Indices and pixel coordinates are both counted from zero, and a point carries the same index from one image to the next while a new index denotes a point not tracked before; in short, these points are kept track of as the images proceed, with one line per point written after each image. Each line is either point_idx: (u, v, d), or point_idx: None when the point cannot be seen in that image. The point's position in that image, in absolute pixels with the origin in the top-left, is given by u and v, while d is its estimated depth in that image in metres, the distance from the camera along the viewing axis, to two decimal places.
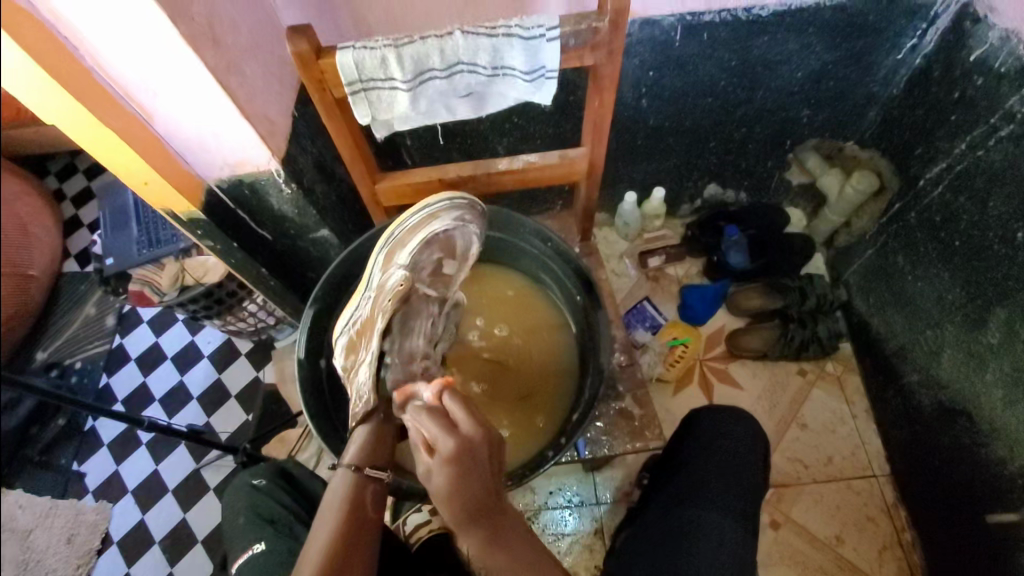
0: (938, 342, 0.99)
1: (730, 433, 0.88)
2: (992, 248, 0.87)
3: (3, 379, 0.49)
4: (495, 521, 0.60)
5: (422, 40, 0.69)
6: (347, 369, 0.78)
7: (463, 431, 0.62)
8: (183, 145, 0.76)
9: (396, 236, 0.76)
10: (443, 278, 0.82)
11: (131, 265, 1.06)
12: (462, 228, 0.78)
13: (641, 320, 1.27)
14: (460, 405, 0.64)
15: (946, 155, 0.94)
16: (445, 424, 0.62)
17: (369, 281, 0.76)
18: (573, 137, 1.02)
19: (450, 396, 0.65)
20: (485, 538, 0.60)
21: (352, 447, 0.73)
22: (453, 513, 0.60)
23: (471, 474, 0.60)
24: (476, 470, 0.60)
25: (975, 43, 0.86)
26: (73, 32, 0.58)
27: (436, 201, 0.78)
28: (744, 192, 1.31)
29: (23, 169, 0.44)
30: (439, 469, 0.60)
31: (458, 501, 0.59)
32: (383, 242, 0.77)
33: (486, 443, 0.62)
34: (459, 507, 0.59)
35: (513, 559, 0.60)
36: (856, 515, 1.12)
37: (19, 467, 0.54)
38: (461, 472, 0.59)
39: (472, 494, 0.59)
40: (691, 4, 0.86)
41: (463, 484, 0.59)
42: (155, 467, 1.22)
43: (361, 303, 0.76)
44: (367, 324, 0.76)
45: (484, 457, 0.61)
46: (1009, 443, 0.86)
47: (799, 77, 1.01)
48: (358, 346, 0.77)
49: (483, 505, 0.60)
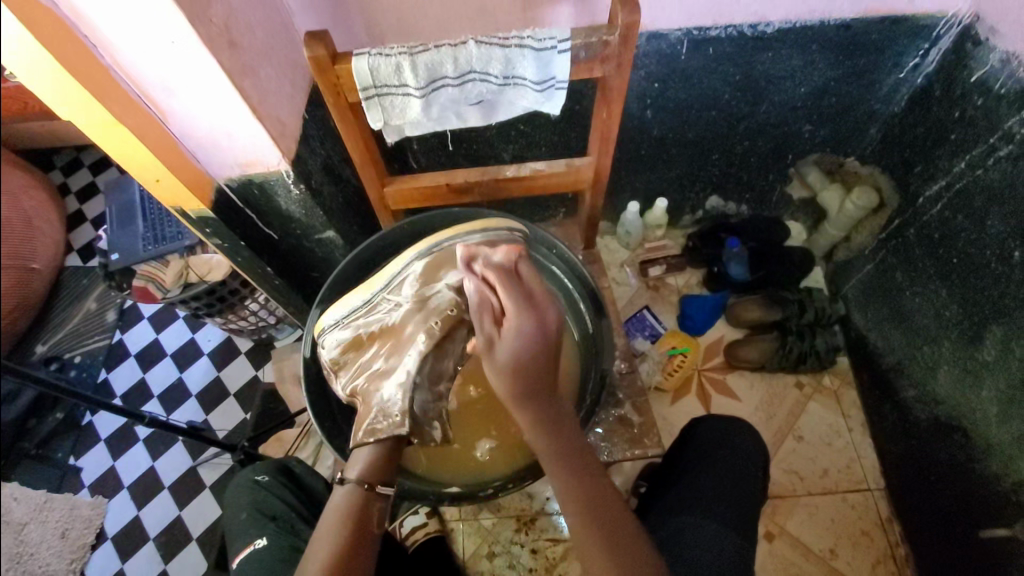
0: (935, 357, 1.00)
1: (728, 443, 0.89)
2: (990, 266, 0.88)
3: (7, 369, 0.49)
4: (545, 397, 0.65)
5: (437, 48, 0.71)
6: (339, 364, 0.79)
7: (536, 305, 0.65)
8: (195, 144, 0.77)
9: (443, 248, 0.77)
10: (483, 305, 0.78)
11: (136, 261, 1.06)
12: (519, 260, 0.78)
13: (641, 328, 1.28)
14: (534, 282, 0.67)
15: (946, 173, 0.96)
16: (521, 297, 0.65)
17: (402, 289, 0.77)
18: (578, 146, 1.04)
19: (526, 270, 0.68)
20: (534, 411, 0.65)
21: (358, 463, 0.69)
22: (513, 382, 0.63)
23: (540, 349, 0.64)
24: (542, 349, 0.64)
25: (976, 64, 0.87)
26: (93, 31, 0.59)
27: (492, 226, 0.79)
28: (746, 204, 1.33)
29: (31, 162, 0.45)
30: (513, 336, 0.63)
31: (522, 373, 0.63)
32: (422, 252, 0.77)
33: (554, 325, 0.66)
34: (520, 379, 0.63)
35: (554, 432, 0.65)
36: (850, 528, 1.12)
37: (18, 459, 0.54)
38: (530, 351, 0.63)
39: (536, 365, 0.64)
40: (698, 19, 0.88)
41: (531, 356, 0.63)
42: (152, 464, 1.22)
43: (381, 305, 0.78)
44: (382, 329, 0.78)
45: (551, 339, 0.65)
46: (1002, 459, 0.87)
47: (802, 93, 1.03)
48: (365, 344, 0.78)
49: (540, 380, 0.65)
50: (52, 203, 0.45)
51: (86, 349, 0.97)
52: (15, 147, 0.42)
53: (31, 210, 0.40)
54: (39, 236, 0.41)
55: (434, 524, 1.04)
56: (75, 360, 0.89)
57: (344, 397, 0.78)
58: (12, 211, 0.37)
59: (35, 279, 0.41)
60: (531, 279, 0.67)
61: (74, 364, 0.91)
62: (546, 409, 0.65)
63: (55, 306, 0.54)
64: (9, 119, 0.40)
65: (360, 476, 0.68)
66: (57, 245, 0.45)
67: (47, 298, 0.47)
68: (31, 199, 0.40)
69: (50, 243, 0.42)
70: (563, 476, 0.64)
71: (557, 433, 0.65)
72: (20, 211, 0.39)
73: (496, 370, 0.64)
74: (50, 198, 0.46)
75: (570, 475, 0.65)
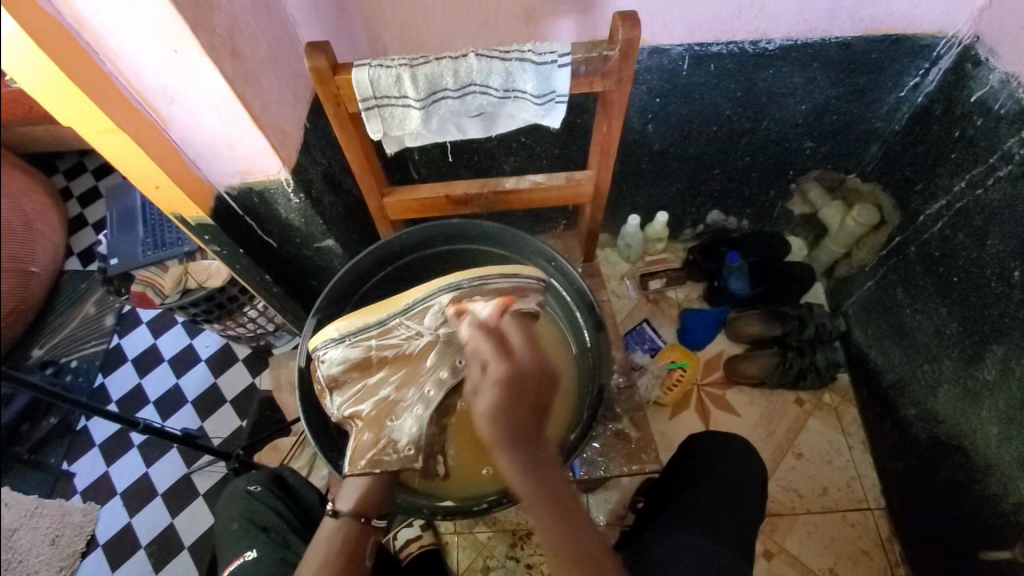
0: (935, 376, 1.00)
1: (724, 459, 0.89)
2: (990, 285, 0.87)
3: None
4: (534, 454, 0.63)
5: (437, 60, 0.71)
6: (335, 382, 0.74)
7: (518, 357, 0.64)
8: (196, 152, 0.77)
9: (471, 286, 0.74)
10: None
11: (135, 266, 1.07)
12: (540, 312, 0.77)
13: (640, 342, 1.27)
14: (517, 332, 0.66)
15: (946, 192, 0.96)
16: (498, 348, 0.64)
17: (425, 318, 0.73)
18: (579, 159, 1.04)
19: (508, 322, 0.67)
20: (522, 464, 0.62)
21: (350, 496, 0.71)
22: (496, 433, 0.61)
23: (521, 399, 0.62)
24: (522, 394, 0.62)
25: (976, 84, 0.88)
26: (98, 40, 0.60)
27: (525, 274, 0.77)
28: (746, 219, 1.33)
29: (34, 170, 0.45)
30: (489, 387, 0.62)
31: (503, 421, 0.61)
32: (455, 286, 0.73)
33: (535, 376, 0.63)
34: (502, 430, 0.61)
35: (537, 492, 0.63)
36: (850, 548, 1.11)
37: (10, 463, 0.53)
38: (510, 396, 0.61)
39: (518, 418, 0.62)
40: (699, 35, 0.88)
41: (511, 406, 0.61)
42: (145, 470, 1.22)
43: (398, 331, 0.74)
44: (400, 355, 0.74)
45: (533, 388, 0.63)
46: (1004, 481, 0.86)
47: (803, 109, 1.03)
48: (373, 366, 0.75)
49: (526, 433, 0.62)
50: (54, 206, 0.45)
51: (83, 354, 0.96)
52: (18, 151, 0.42)
53: (32, 213, 0.40)
54: (40, 238, 0.41)
55: (428, 536, 1.03)
56: (71, 364, 0.89)
57: (338, 418, 0.75)
58: (13, 215, 0.37)
59: (32, 281, 0.41)
60: (519, 328, 0.67)
61: (71, 369, 0.90)
62: (535, 462, 0.63)
63: (53, 309, 0.54)
64: (14, 124, 0.41)
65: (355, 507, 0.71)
66: (59, 250, 0.46)
67: (45, 302, 0.47)
68: (31, 201, 0.40)
69: (48, 247, 0.41)
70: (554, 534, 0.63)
71: (545, 487, 0.63)
72: (21, 213, 0.39)
73: (479, 419, 0.62)
74: (50, 201, 0.46)
75: (554, 527, 0.63)
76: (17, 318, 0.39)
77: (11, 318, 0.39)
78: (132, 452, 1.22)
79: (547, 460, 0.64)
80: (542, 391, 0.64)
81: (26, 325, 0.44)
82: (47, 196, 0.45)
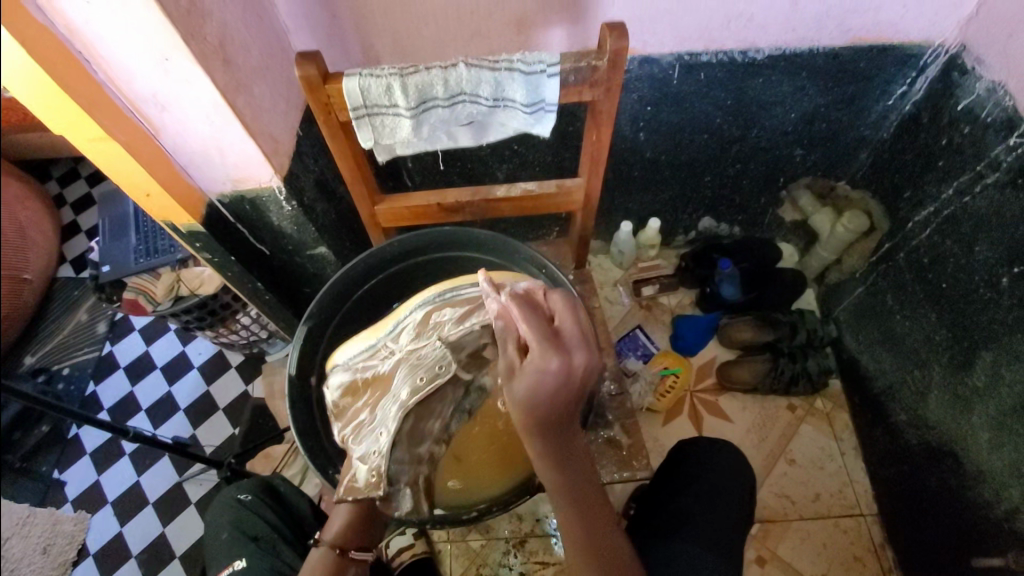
0: (926, 382, 1.00)
1: (715, 465, 0.90)
2: (978, 292, 0.88)
3: None
4: (563, 453, 0.60)
5: (427, 70, 0.71)
6: (338, 408, 0.76)
7: (570, 347, 0.56)
8: (187, 160, 0.77)
9: (442, 298, 0.73)
10: (480, 360, 0.74)
11: (126, 274, 1.06)
12: None
13: (632, 348, 1.28)
14: (569, 316, 0.59)
15: (934, 199, 0.97)
16: (550, 339, 0.56)
17: (401, 337, 0.73)
18: (571, 167, 1.04)
19: (558, 304, 0.60)
20: (549, 455, 0.60)
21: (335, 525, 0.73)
22: (528, 422, 0.57)
23: (562, 396, 0.56)
24: (568, 394, 0.56)
25: (962, 93, 0.89)
26: (90, 48, 0.60)
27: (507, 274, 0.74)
28: (737, 226, 1.34)
29: (29, 178, 0.44)
30: (531, 377, 0.55)
31: (537, 415, 0.56)
32: (426, 302, 0.73)
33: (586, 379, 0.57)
34: (534, 423, 0.57)
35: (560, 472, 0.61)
36: (843, 555, 1.11)
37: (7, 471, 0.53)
38: (552, 398, 0.55)
39: (555, 413, 0.57)
40: (689, 45, 0.89)
41: (552, 399, 0.55)
42: (138, 478, 1.21)
43: (381, 352, 0.75)
44: (377, 376, 0.74)
45: (579, 390, 0.57)
46: (995, 486, 0.86)
47: (792, 118, 1.04)
48: (362, 389, 0.75)
49: (561, 424, 0.58)
50: (47, 215, 0.46)
51: (75, 361, 0.96)
52: (13, 158, 0.42)
53: (26, 221, 0.39)
54: (32, 246, 0.40)
55: (421, 544, 1.04)
56: (63, 372, 0.89)
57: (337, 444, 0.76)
58: (9, 223, 0.37)
59: (25, 289, 0.41)
60: (567, 312, 0.59)
61: (63, 376, 0.90)
62: (563, 455, 0.60)
63: (46, 313, 0.54)
64: (11, 135, 0.41)
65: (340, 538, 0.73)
66: (51, 258, 0.45)
67: (37, 311, 0.47)
68: (26, 209, 0.41)
69: (39, 253, 0.41)
70: (575, 523, 0.64)
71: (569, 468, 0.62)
72: (15, 221, 0.39)
73: (515, 407, 0.56)
74: (44, 209, 0.46)
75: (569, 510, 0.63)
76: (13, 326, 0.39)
77: (4, 325, 0.39)
78: (125, 461, 1.22)
79: (574, 452, 0.62)
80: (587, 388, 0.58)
81: (19, 334, 0.44)
82: (39, 204, 0.45)
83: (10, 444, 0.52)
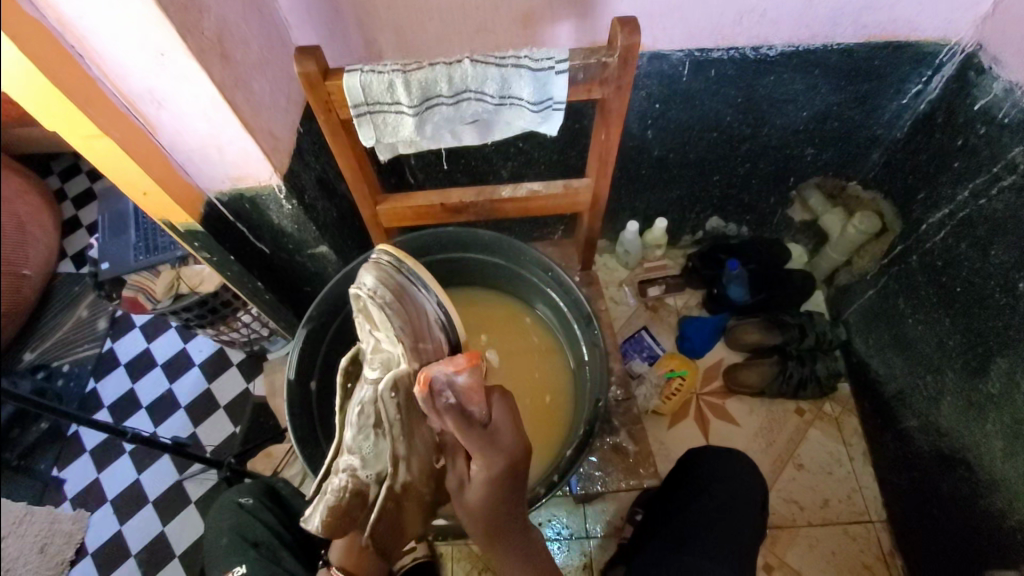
0: (938, 387, 0.98)
1: (724, 476, 0.88)
2: (993, 296, 0.86)
3: None
4: (517, 541, 0.63)
5: (430, 66, 0.69)
6: None
7: (501, 442, 0.60)
8: (184, 157, 0.75)
9: None
10: (383, 359, 0.70)
11: (126, 270, 1.04)
12: (371, 294, 0.68)
13: (638, 350, 1.26)
14: (505, 416, 0.61)
15: (949, 201, 0.94)
16: (486, 445, 0.59)
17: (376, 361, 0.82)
18: (577, 166, 1.02)
19: (495, 406, 0.61)
20: (502, 544, 0.63)
21: (337, 549, 0.72)
22: (481, 519, 0.62)
23: (505, 493, 0.61)
24: (507, 488, 0.61)
25: (979, 93, 0.86)
26: (82, 43, 0.58)
27: (381, 270, 0.70)
28: (746, 226, 1.32)
29: (28, 172, 0.42)
30: (480, 482, 0.61)
31: (484, 514, 0.62)
32: None
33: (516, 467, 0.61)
34: (487, 522, 0.62)
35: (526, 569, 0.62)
36: (852, 563, 1.09)
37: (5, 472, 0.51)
38: (493, 494, 0.61)
39: (504, 510, 0.62)
40: (699, 41, 0.87)
41: (498, 501, 0.61)
42: (138, 477, 1.20)
43: None
44: None
45: (510, 482, 0.61)
46: (1009, 496, 0.84)
47: (804, 116, 1.02)
48: None
49: (507, 519, 0.62)
50: (48, 209, 0.44)
51: (75, 357, 0.94)
52: (14, 152, 0.40)
53: (27, 216, 0.37)
54: (32, 242, 0.38)
55: (422, 548, 1.02)
56: (63, 369, 0.87)
57: None
58: (7, 217, 0.35)
59: (25, 287, 0.39)
60: (497, 406, 0.61)
61: (63, 373, 0.89)
62: (518, 542, 0.63)
63: (48, 309, 0.53)
64: (10, 127, 0.39)
65: (341, 566, 0.71)
66: (50, 257, 0.43)
67: (36, 310, 0.45)
68: (25, 205, 0.39)
69: (37, 248, 0.39)
70: None
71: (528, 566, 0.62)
72: (16, 218, 0.37)
73: (466, 508, 0.63)
74: (45, 206, 0.45)
75: None
76: (11, 323, 0.37)
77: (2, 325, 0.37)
78: (124, 458, 1.17)
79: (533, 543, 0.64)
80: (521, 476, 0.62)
81: (17, 335, 0.42)
82: (41, 201, 0.43)
83: (6, 446, 0.50)
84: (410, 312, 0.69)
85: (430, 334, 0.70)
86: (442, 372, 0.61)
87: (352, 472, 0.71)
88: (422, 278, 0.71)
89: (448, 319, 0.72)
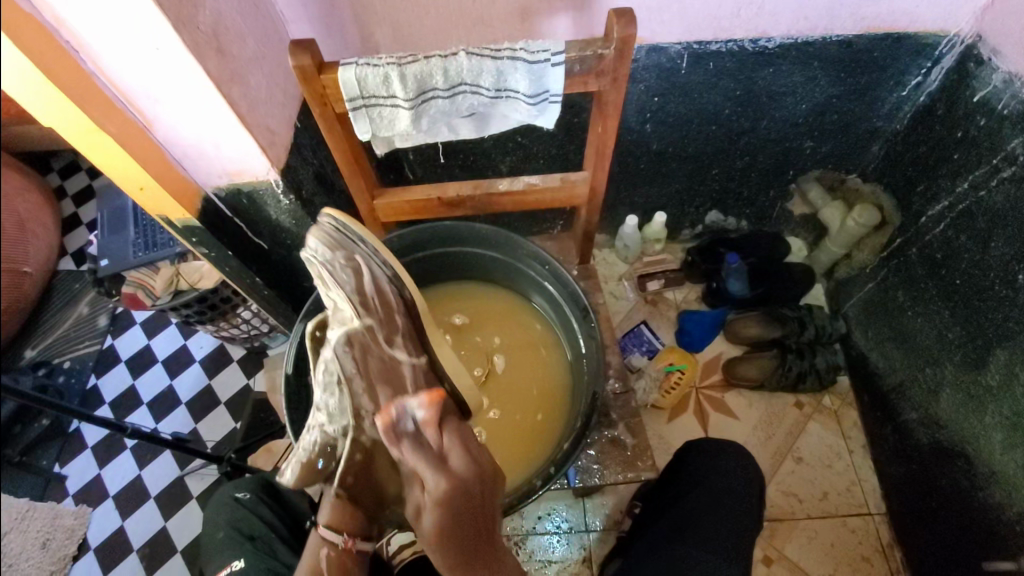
0: (937, 380, 0.98)
1: (723, 468, 0.88)
2: (993, 289, 0.86)
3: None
4: (476, 561, 0.60)
5: (426, 59, 0.69)
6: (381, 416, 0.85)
7: (455, 465, 0.62)
8: (181, 153, 0.76)
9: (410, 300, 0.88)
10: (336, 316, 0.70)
11: (126, 266, 1.03)
12: (315, 255, 0.68)
13: (638, 344, 1.26)
14: (458, 443, 0.64)
15: (949, 193, 0.94)
16: (435, 465, 0.61)
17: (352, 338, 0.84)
18: (576, 160, 1.02)
19: (447, 434, 0.64)
20: None
21: (325, 509, 0.68)
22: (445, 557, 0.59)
23: (464, 515, 0.60)
24: (466, 508, 0.60)
25: (979, 84, 0.86)
26: (77, 38, 0.58)
27: (321, 232, 0.70)
28: (745, 220, 1.31)
29: (26, 168, 0.42)
30: (434, 510, 0.59)
31: (448, 540, 0.59)
32: None
33: (476, 485, 0.62)
34: (450, 553, 0.59)
35: None
36: (851, 555, 1.10)
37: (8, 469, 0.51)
38: (452, 516, 0.59)
39: (467, 538, 0.60)
40: (698, 34, 0.87)
41: (461, 523, 0.60)
42: (139, 473, 1.17)
43: None
44: None
45: (472, 502, 0.61)
46: (1006, 488, 0.85)
47: (803, 109, 1.01)
48: None
49: (472, 546, 0.60)
50: (47, 205, 0.44)
51: (76, 355, 0.94)
52: (12, 148, 0.40)
53: (28, 214, 0.37)
54: (32, 239, 0.38)
55: None
56: (63, 365, 0.87)
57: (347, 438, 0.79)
58: (7, 215, 0.35)
59: (25, 283, 0.39)
60: (452, 432, 0.65)
61: (64, 370, 0.88)
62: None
63: (49, 306, 0.52)
64: (9, 124, 0.39)
65: (329, 523, 0.67)
66: (49, 253, 0.43)
67: (37, 307, 0.45)
68: (26, 202, 0.39)
69: (39, 245, 0.39)
70: None
71: None
72: (16, 215, 0.37)
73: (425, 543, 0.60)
74: (45, 201, 0.44)
75: None
76: (10, 322, 0.37)
77: (1, 321, 0.37)
78: (127, 454, 1.17)
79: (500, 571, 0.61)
80: (486, 496, 0.63)
81: (16, 333, 0.42)
82: (40, 196, 0.43)
83: (10, 442, 0.51)
84: (361, 279, 0.70)
85: (377, 291, 0.71)
86: (398, 405, 0.65)
87: (321, 428, 0.69)
88: (361, 234, 0.73)
89: (394, 279, 0.75)
